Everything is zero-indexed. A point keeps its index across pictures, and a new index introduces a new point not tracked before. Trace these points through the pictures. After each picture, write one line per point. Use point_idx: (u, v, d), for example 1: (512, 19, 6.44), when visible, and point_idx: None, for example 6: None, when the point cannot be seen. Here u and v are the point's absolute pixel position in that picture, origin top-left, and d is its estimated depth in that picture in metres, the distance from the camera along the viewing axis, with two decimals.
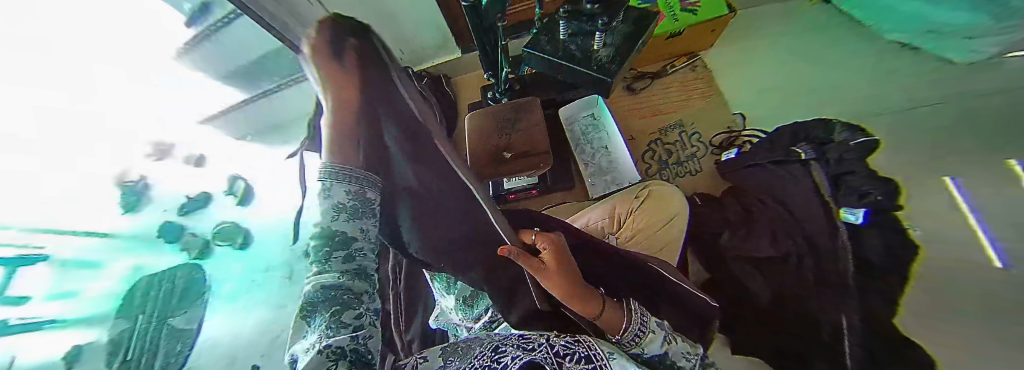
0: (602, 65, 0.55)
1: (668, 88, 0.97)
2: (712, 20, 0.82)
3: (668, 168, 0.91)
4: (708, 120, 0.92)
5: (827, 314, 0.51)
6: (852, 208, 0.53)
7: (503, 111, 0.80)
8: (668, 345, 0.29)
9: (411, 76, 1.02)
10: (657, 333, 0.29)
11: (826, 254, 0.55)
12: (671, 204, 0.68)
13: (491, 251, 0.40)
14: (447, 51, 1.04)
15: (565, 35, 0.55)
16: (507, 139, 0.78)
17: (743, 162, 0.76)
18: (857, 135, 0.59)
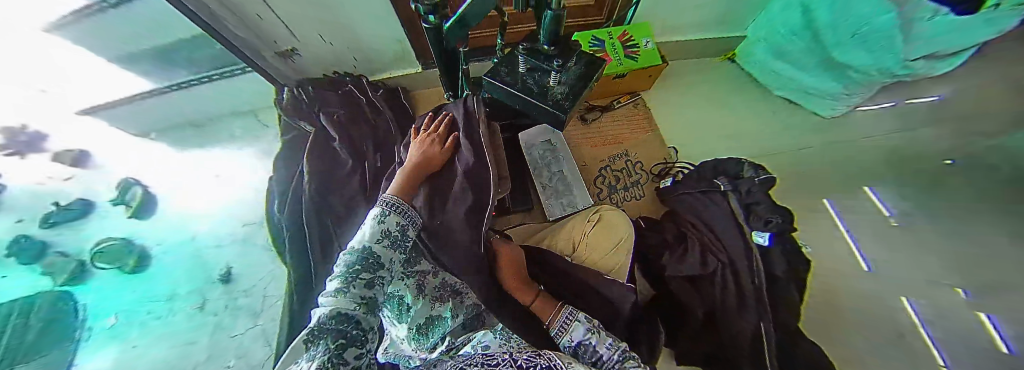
0: (557, 100, 0.55)
1: (616, 121, 1.07)
2: (650, 67, 0.95)
3: (617, 193, 0.97)
4: (648, 152, 1.04)
5: (748, 324, 0.56)
6: (761, 232, 0.63)
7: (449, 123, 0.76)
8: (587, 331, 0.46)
9: (364, 85, 0.96)
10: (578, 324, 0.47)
11: (743, 270, 0.60)
12: (618, 226, 0.71)
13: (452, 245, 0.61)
14: (404, 65, 1.01)
15: (524, 68, 0.58)
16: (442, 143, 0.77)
17: (674, 190, 0.87)
18: (760, 172, 0.73)
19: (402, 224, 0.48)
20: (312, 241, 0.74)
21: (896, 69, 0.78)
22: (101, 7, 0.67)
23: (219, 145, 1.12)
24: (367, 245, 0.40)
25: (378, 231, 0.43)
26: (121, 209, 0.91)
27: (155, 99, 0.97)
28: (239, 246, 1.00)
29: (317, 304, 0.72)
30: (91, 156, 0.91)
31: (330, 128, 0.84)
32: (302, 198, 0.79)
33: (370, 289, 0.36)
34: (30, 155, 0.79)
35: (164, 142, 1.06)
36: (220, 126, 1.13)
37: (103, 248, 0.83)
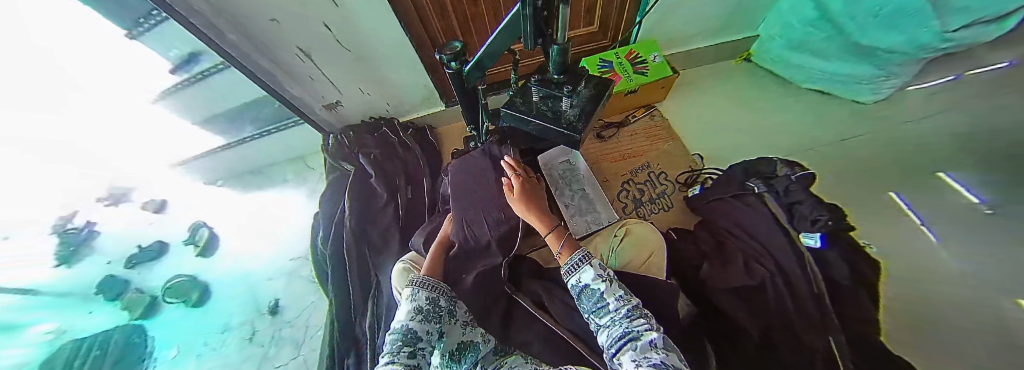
0: (572, 123, 0.59)
1: (634, 136, 1.08)
2: (660, 79, 0.98)
3: (644, 206, 0.95)
4: (671, 162, 1.02)
5: (814, 341, 0.47)
6: (809, 233, 0.60)
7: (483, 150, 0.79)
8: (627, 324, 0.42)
9: (396, 127, 1.08)
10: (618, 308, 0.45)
11: (796, 278, 0.56)
12: (647, 237, 0.70)
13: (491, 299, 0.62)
14: (429, 105, 1.12)
15: (537, 97, 0.63)
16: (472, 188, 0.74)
17: (702, 200, 0.84)
18: (796, 169, 0.71)
19: (432, 298, 0.55)
20: (351, 270, 0.80)
21: (936, 43, 0.69)
22: (189, 80, 0.87)
23: (275, 188, 1.28)
24: (405, 323, 0.49)
25: (410, 308, 0.52)
26: (190, 248, 1.09)
27: (227, 153, 1.17)
28: (286, 280, 1.08)
29: (355, 332, 0.75)
30: (167, 204, 1.14)
31: (368, 166, 0.94)
32: (344, 228, 0.86)
33: (413, 357, 0.46)
34: (121, 204, 1.06)
35: (232, 188, 1.24)
36: (275, 171, 1.30)
37: (172, 285, 0.99)
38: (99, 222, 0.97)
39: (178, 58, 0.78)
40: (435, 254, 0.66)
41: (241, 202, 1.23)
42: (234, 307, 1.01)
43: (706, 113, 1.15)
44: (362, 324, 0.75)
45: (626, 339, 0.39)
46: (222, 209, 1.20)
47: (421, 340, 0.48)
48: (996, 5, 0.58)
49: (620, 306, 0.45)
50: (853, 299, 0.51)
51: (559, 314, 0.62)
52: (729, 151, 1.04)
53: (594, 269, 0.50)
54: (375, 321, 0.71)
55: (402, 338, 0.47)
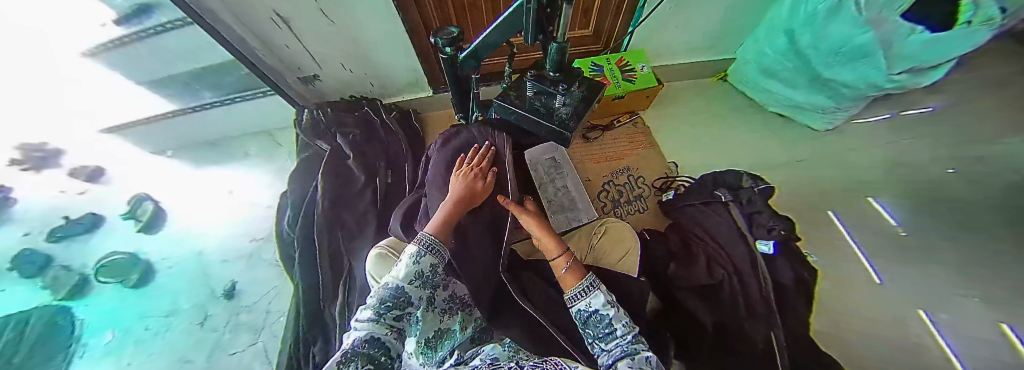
0: (563, 121, 0.61)
1: (617, 139, 1.12)
2: (646, 89, 1.02)
3: (621, 207, 0.99)
4: (649, 167, 1.07)
5: (756, 332, 0.54)
6: (766, 241, 0.66)
7: (472, 134, 0.78)
8: (625, 351, 0.40)
9: (379, 108, 1.02)
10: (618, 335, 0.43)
11: (750, 278, 0.62)
12: (625, 235, 0.73)
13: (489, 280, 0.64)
14: (415, 89, 1.07)
15: (530, 92, 0.63)
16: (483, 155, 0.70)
17: (674, 205, 0.89)
18: (759, 182, 0.76)
19: (435, 264, 0.50)
20: (321, 255, 0.76)
21: (883, 80, 0.80)
22: (138, 36, 0.75)
23: (235, 164, 1.16)
24: (400, 285, 0.45)
25: (412, 271, 0.47)
26: (129, 224, 0.97)
27: (177, 120, 1.04)
28: (245, 264, 1.00)
29: (323, 319, 0.71)
30: (105, 172, 0.99)
31: (346, 147, 0.88)
32: (316, 210, 0.82)
33: (397, 321, 0.44)
34: (44, 171, 0.88)
35: (181, 162, 1.11)
36: (236, 145, 1.18)
37: (106, 263, 0.89)
38: (14, 189, 0.83)
39: (127, 7, 0.66)
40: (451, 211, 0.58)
41: (191, 176, 1.11)
42: (183, 287, 0.93)
43: (683, 124, 1.22)
44: (331, 311, 0.71)
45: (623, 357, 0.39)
46: (168, 183, 1.07)
47: (402, 307, 0.45)
48: (937, 55, 0.69)
49: (626, 332, 0.44)
50: (791, 300, 0.60)
51: (546, 297, 0.66)
52: (699, 161, 1.12)
53: (606, 294, 0.47)
54: (345, 308, 0.69)
55: (387, 304, 0.43)
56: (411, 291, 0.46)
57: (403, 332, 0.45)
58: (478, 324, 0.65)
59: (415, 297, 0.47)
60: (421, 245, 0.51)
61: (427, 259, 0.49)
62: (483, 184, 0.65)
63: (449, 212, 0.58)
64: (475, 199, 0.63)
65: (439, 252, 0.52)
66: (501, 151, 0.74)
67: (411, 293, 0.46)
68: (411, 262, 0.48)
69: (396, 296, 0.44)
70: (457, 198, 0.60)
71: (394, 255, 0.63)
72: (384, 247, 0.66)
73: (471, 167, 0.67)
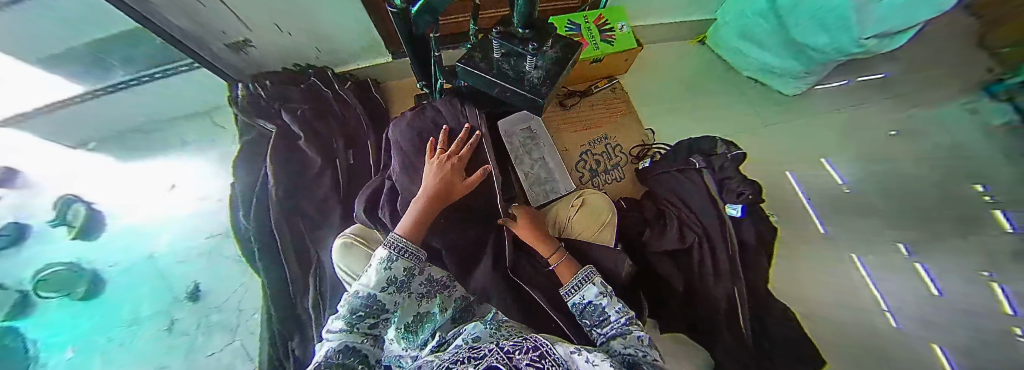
0: (535, 85, 0.55)
1: (594, 106, 1.07)
2: (626, 51, 0.96)
3: (599, 176, 0.97)
4: (628, 134, 1.04)
5: (719, 291, 0.61)
6: (734, 204, 0.68)
7: (435, 105, 0.69)
8: (621, 332, 0.46)
9: (330, 79, 0.90)
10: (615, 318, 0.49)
11: (718, 241, 0.65)
12: (601, 207, 0.73)
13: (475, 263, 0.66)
14: (373, 54, 0.95)
15: (497, 54, 0.56)
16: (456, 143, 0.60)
17: (648, 173, 0.89)
18: (732, 148, 0.75)
19: (410, 267, 0.49)
20: (284, 247, 0.70)
21: (853, 46, 0.79)
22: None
23: (171, 155, 0.98)
24: (371, 294, 0.45)
25: (383, 279, 0.46)
26: (63, 230, 0.87)
27: (82, 107, 0.84)
28: (205, 263, 0.86)
29: (298, 314, 0.68)
30: (17, 173, 0.86)
31: (294, 125, 0.78)
32: (269, 198, 0.73)
33: (372, 327, 0.46)
34: None
35: (108, 155, 0.96)
36: (168, 131, 0.99)
37: (46, 276, 0.80)
38: None
39: None
40: (424, 209, 0.51)
41: (122, 170, 0.95)
42: (142, 294, 0.83)
43: (659, 88, 1.20)
44: (304, 304, 0.68)
45: (617, 337, 0.45)
46: (101, 180, 0.93)
47: (375, 316, 0.47)
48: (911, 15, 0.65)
49: (621, 317, 0.49)
50: (752, 259, 0.65)
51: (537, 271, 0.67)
52: (673, 126, 1.13)
53: (598, 287, 0.53)
54: (318, 300, 0.65)
55: (358, 317, 0.44)
56: (382, 301, 0.47)
57: (380, 334, 0.48)
58: (459, 304, 0.64)
59: (388, 304, 0.48)
60: (392, 250, 0.48)
61: (398, 268, 0.48)
62: (459, 176, 0.57)
63: (419, 212, 0.51)
64: (449, 196, 0.55)
65: (411, 258, 0.49)
66: (470, 122, 0.67)
67: (383, 303, 0.47)
68: (382, 273, 0.46)
69: (366, 308, 0.45)
70: (429, 196, 0.52)
71: (361, 244, 0.60)
72: (350, 235, 0.63)
73: (444, 153, 0.58)
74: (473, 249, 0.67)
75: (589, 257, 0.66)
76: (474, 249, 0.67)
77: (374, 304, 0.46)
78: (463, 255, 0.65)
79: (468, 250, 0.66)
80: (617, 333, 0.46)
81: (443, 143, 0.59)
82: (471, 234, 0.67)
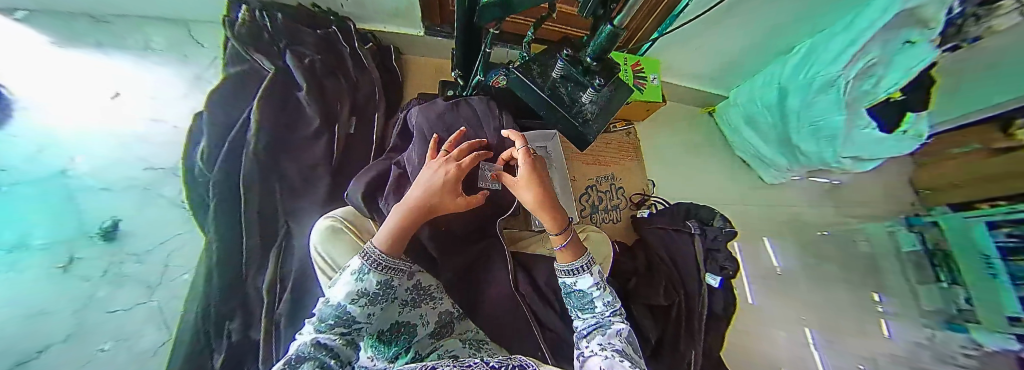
0: (586, 119, 0.60)
1: (608, 146, 1.09)
2: (651, 103, 0.99)
3: (598, 213, 0.98)
4: (630, 180, 1.06)
5: (685, 351, 0.68)
6: (714, 275, 0.74)
7: (472, 105, 0.66)
8: (601, 327, 0.43)
9: (351, 33, 0.79)
10: (593, 317, 0.46)
11: (692, 304, 0.72)
12: (602, 250, 0.74)
13: (467, 275, 0.65)
14: (405, 23, 0.87)
15: (558, 74, 0.58)
16: (448, 152, 0.54)
17: (645, 223, 0.92)
18: (727, 224, 0.80)
19: (383, 279, 0.47)
20: (247, 208, 0.58)
21: (831, 161, 0.91)
22: None
23: (123, 56, 0.82)
24: (340, 305, 0.40)
25: (354, 290, 0.42)
26: None
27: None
28: (134, 199, 0.69)
29: (245, 290, 0.57)
30: None
31: (295, 72, 0.66)
32: (243, 148, 0.61)
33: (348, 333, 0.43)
34: None
35: (48, 35, 0.80)
36: (130, 33, 0.86)
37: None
38: None
39: None
40: (405, 222, 0.47)
41: (57, 58, 0.77)
42: (35, 217, 0.59)
43: (665, 144, 1.27)
44: (256, 282, 0.57)
45: (596, 331, 0.43)
46: (16, 56, 0.73)
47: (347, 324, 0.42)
48: (884, 152, 0.78)
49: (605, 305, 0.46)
50: (719, 328, 0.72)
51: (527, 296, 0.66)
52: (670, 183, 1.19)
53: (594, 276, 0.46)
54: (277, 283, 0.57)
55: (327, 323, 0.40)
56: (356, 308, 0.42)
57: (357, 341, 0.45)
58: (440, 318, 0.60)
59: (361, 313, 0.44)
60: (366, 261, 0.46)
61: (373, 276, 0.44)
62: (454, 190, 0.49)
63: (399, 227, 0.47)
64: (437, 211, 0.49)
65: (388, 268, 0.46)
66: (501, 129, 0.64)
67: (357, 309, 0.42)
68: (357, 277, 0.43)
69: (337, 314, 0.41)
70: (413, 206, 0.46)
71: (349, 231, 0.55)
72: (336, 216, 0.56)
73: (448, 159, 0.52)
74: (467, 260, 0.65)
75: None
76: (469, 260, 0.65)
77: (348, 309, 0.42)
78: (457, 265, 0.63)
79: (460, 260, 0.64)
80: (598, 326, 0.44)
81: (447, 146, 0.55)
82: (468, 249, 0.66)
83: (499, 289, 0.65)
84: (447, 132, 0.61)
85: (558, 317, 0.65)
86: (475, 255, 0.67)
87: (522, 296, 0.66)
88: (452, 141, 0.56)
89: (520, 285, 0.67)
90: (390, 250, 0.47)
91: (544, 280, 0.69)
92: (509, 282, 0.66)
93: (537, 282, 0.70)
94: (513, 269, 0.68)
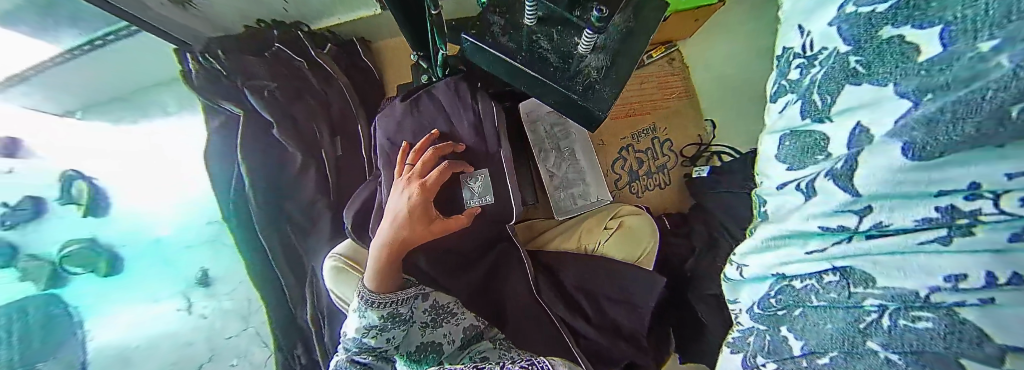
0: (591, 83, 0.42)
1: (646, 84, 0.80)
2: (700, 8, 0.66)
3: (638, 180, 0.78)
4: (682, 125, 0.79)
5: None
6: None
7: (439, 95, 0.53)
8: None
9: (305, 41, 0.71)
10: None
11: None
12: (642, 237, 0.60)
13: (483, 293, 0.58)
14: (355, 4, 0.71)
15: (532, 20, 0.39)
16: (411, 169, 0.48)
17: (710, 186, 0.67)
18: None
19: (384, 312, 0.49)
20: (273, 256, 0.63)
21: None
22: None
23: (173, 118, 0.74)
24: (355, 337, 0.50)
25: (362, 325, 0.49)
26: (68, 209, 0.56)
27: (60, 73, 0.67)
28: (213, 248, 0.67)
29: (299, 324, 0.66)
30: None
31: (261, 110, 0.62)
32: (248, 201, 0.64)
33: (377, 353, 0.53)
34: None
35: None
36: (148, 97, 0.74)
37: (68, 252, 0.53)
38: None
39: None
40: (386, 257, 0.47)
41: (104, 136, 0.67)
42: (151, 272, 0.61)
43: None
44: (304, 316, 0.65)
45: None
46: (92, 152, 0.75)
47: (370, 349, 0.52)
48: None
49: None
50: None
51: (553, 304, 0.58)
52: None
53: None
54: (318, 317, 0.63)
55: (355, 349, 0.52)
56: (369, 339, 0.50)
57: (388, 357, 0.55)
58: (465, 333, 0.58)
59: (376, 342, 0.51)
60: (365, 299, 0.49)
61: (370, 312, 0.49)
62: (422, 215, 0.46)
63: (381, 260, 0.47)
64: (413, 243, 0.47)
65: (382, 300, 0.49)
66: (479, 114, 0.51)
67: (370, 339, 0.50)
68: (359, 314, 0.49)
69: (358, 345, 0.51)
70: (386, 240, 0.46)
71: (353, 269, 0.54)
72: (337, 256, 0.55)
73: (413, 176, 0.47)
74: (481, 276, 0.58)
75: (616, 283, 0.56)
76: (483, 275, 0.58)
77: (364, 341, 0.51)
78: (469, 285, 0.56)
79: (472, 278, 0.57)
80: None
81: (411, 158, 0.48)
82: (479, 264, 0.57)
83: (519, 299, 0.58)
84: (416, 137, 0.51)
85: (593, 327, 0.56)
86: (490, 267, 0.58)
87: (547, 306, 0.57)
88: (420, 147, 0.49)
89: (545, 293, 0.58)
90: (386, 284, 0.48)
91: (572, 283, 0.59)
92: (530, 291, 0.58)
93: (565, 285, 0.59)
94: (534, 276, 0.59)
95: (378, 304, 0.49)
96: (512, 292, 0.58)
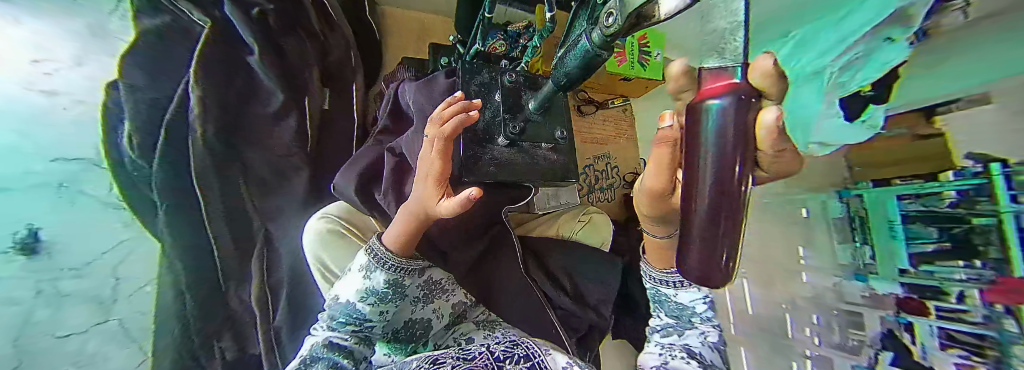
0: None
1: (607, 120, 1.03)
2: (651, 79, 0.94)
3: (594, 192, 0.98)
4: (627, 158, 1.03)
5: None
6: None
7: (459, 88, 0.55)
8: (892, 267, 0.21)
9: None
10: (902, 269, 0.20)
11: None
12: (604, 230, 0.76)
13: (480, 268, 0.62)
14: None
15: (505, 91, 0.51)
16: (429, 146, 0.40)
17: None
18: None
19: (394, 278, 0.45)
20: (210, 210, 0.50)
21: None
22: None
23: (38, 21, 0.61)
24: (350, 304, 0.44)
25: (363, 289, 0.44)
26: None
27: None
28: (49, 202, 0.57)
29: (227, 303, 0.52)
30: None
31: (244, 32, 0.53)
32: (187, 135, 0.50)
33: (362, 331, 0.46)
34: None
35: None
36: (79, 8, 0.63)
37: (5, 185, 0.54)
38: None
39: None
40: (413, 222, 0.43)
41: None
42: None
43: None
44: (241, 294, 0.52)
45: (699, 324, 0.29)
46: None
47: (356, 325, 0.45)
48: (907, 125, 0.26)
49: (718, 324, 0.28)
50: None
51: (535, 278, 0.67)
52: None
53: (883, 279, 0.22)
54: (265, 293, 0.52)
55: (340, 321, 0.44)
56: (365, 308, 0.44)
57: (372, 339, 0.47)
58: (454, 309, 0.59)
59: (373, 313, 0.45)
60: (373, 258, 0.44)
61: (377, 276, 0.44)
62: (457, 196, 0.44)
63: (408, 226, 0.44)
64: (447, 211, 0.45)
65: (392, 265, 0.45)
66: None
67: (365, 309, 0.45)
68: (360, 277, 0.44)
69: (347, 318, 0.44)
70: (414, 207, 0.43)
71: (350, 233, 0.50)
72: (331, 215, 0.51)
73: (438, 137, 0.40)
74: (480, 251, 0.62)
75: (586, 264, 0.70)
76: (482, 250, 0.63)
77: (357, 312, 0.44)
78: (468, 259, 0.60)
79: (473, 253, 0.61)
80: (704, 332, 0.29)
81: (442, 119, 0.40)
82: (480, 240, 0.62)
83: (511, 274, 0.64)
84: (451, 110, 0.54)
85: (569, 299, 0.68)
86: (490, 244, 0.64)
87: (532, 280, 0.67)
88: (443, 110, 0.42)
89: (531, 269, 0.68)
90: (405, 245, 0.45)
91: (553, 263, 0.70)
92: (521, 268, 0.66)
93: (546, 265, 0.70)
94: (522, 256, 0.68)
95: (389, 267, 0.45)
96: (505, 268, 0.64)
